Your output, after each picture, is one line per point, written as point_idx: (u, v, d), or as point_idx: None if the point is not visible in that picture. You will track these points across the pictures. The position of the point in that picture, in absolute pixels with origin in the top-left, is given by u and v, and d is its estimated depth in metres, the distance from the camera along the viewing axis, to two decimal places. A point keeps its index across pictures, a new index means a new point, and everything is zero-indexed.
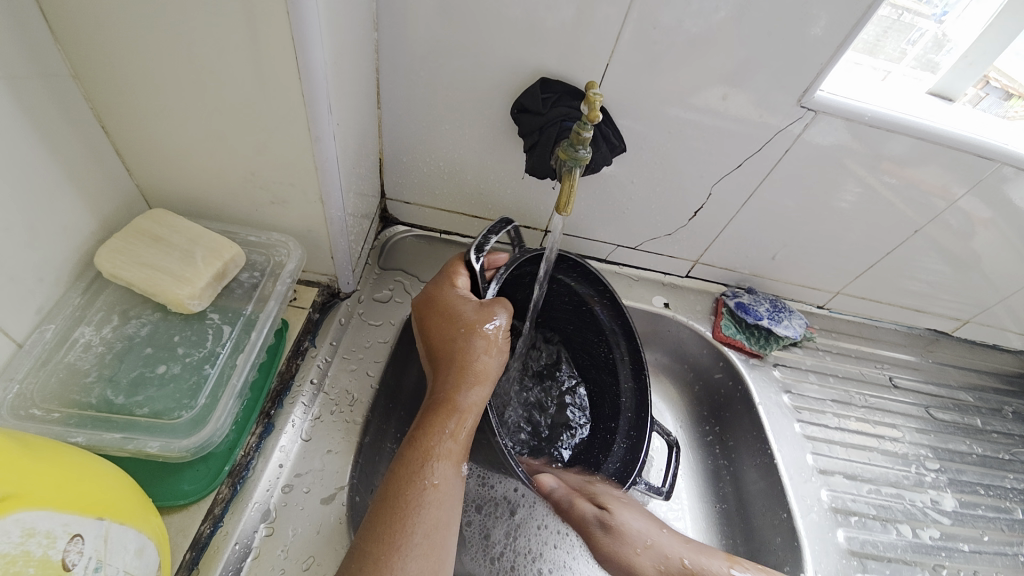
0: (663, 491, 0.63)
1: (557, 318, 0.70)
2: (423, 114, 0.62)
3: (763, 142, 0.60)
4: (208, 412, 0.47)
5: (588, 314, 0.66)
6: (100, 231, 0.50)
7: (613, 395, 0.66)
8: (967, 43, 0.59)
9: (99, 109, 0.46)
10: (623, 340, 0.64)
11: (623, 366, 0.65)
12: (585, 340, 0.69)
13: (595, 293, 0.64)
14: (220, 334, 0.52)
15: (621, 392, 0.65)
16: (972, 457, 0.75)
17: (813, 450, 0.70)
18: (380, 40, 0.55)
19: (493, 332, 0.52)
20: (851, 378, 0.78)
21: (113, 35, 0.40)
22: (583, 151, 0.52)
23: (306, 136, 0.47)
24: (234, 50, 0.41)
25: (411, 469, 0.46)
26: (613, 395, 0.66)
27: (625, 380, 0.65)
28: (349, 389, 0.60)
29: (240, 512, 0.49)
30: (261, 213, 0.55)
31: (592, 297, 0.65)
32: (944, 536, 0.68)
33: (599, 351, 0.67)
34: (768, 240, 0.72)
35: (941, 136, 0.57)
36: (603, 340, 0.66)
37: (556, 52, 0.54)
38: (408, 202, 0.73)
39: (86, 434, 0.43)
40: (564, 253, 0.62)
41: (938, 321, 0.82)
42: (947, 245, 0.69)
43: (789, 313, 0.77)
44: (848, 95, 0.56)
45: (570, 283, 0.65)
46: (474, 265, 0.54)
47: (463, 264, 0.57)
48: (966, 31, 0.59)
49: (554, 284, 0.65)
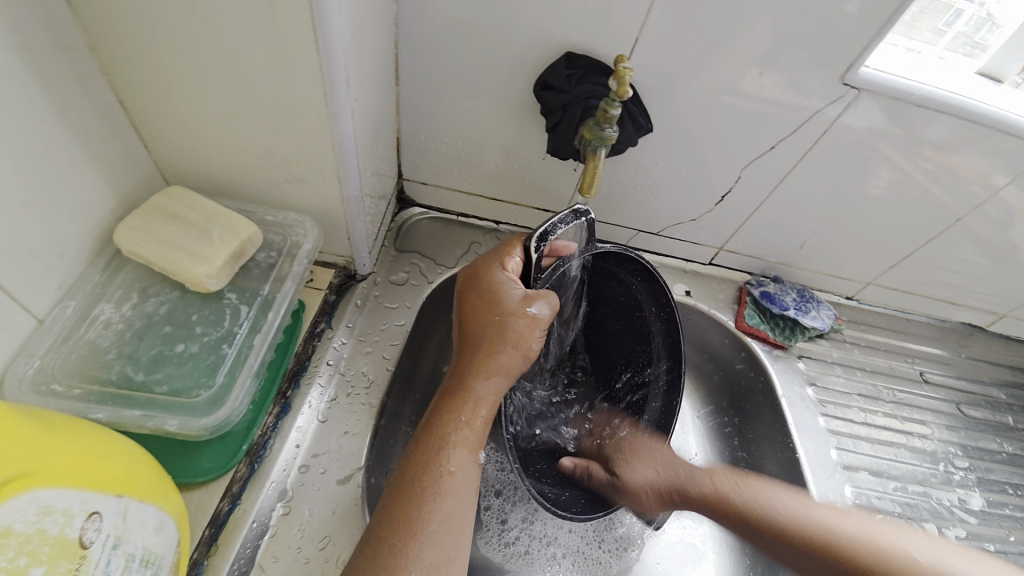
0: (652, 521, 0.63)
1: (599, 309, 0.67)
2: (442, 92, 0.60)
3: (799, 123, 0.57)
4: (226, 391, 0.47)
5: (638, 321, 0.64)
6: (118, 208, 0.50)
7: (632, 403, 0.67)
8: (1014, 25, 0.56)
9: (114, 82, 0.45)
10: (667, 364, 0.63)
11: (657, 384, 0.65)
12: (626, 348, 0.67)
13: (654, 309, 0.61)
14: (237, 314, 0.51)
15: (644, 408, 0.66)
16: (1002, 456, 0.72)
17: (838, 445, 0.68)
18: (399, 12, 0.53)
19: (531, 324, 0.50)
20: (879, 372, 0.76)
21: (127, 3, 0.39)
22: (609, 130, 0.51)
23: (323, 112, 0.45)
24: (249, 20, 0.39)
25: (427, 453, 0.46)
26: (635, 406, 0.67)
27: (654, 399, 0.65)
28: (366, 371, 0.60)
29: (258, 490, 0.49)
30: (278, 192, 0.54)
31: (650, 308, 0.62)
32: (970, 535, 0.66)
33: (637, 359, 0.66)
34: (797, 227, 0.69)
35: (992, 118, 0.53)
36: (646, 352, 0.65)
37: (583, 25, 0.52)
38: (425, 183, 0.71)
39: (107, 410, 0.44)
40: (635, 254, 0.56)
41: (973, 315, 0.79)
42: (989, 236, 0.65)
43: (816, 304, 0.75)
44: (894, 72, 0.53)
45: (631, 286, 0.61)
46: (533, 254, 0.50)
47: (519, 247, 0.53)
48: (1014, 12, 0.56)
49: (615, 282, 0.62)
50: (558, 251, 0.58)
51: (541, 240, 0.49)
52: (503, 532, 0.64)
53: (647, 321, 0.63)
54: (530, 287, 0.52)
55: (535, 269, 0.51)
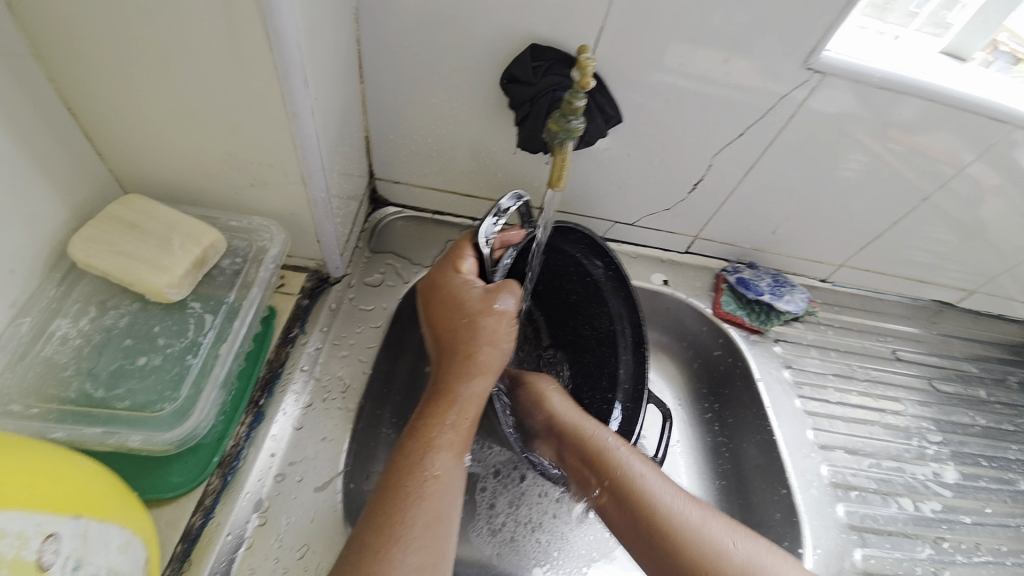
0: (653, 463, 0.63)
1: (559, 289, 0.67)
2: (408, 88, 0.59)
3: (766, 110, 0.57)
4: (192, 403, 0.46)
5: (593, 288, 0.65)
6: (73, 220, 0.48)
7: (611, 368, 0.65)
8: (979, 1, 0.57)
9: (63, 89, 0.43)
10: (627, 320, 0.63)
11: (623, 338, 0.63)
12: (587, 314, 0.67)
13: (599, 262, 0.63)
14: (202, 324, 0.50)
15: (619, 364, 0.64)
16: (974, 429, 0.74)
17: (814, 426, 0.70)
18: (358, 7, 0.52)
19: (499, 319, 0.50)
20: (853, 352, 0.77)
21: (70, 6, 0.37)
22: (575, 121, 0.50)
23: (282, 112, 0.44)
24: (200, 19, 0.38)
25: (411, 460, 0.46)
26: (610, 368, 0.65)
27: (621, 351, 0.63)
28: (342, 375, 0.59)
29: (232, 502, 0.48)
30: (241, 196, 0.53)
31: (600, 272, 0.63)
32: (945, 508, 0.67)
33: (600, 324, 0.66)
34: (769, 213, 0.70)
35: (953, 98, 0.54)
36: (606, 313, 0.65)
37: (546, 17, 0.51)
38: (397, 182, 0.70)
39: (67, 429, 0.43)
40: (575, 225, 0.60)
41: (943, 292, 0.80)
42: (955, 214, 0.67)
43: (790, 288, 0.76)
44: (856, 55, 0.53)
45: (576, 255, 0.64)
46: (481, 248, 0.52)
47: (469, 245, 0.54)
48: None
49: (558, 255, 0.64)
50: (508, 240, 0.57)
51: (486, 235, 0.52)
52: (490, 517, 0.65)
53: (600, 287, 0.64)
54: (489, 280, 0.54)
55: (489, 263, 0.53)
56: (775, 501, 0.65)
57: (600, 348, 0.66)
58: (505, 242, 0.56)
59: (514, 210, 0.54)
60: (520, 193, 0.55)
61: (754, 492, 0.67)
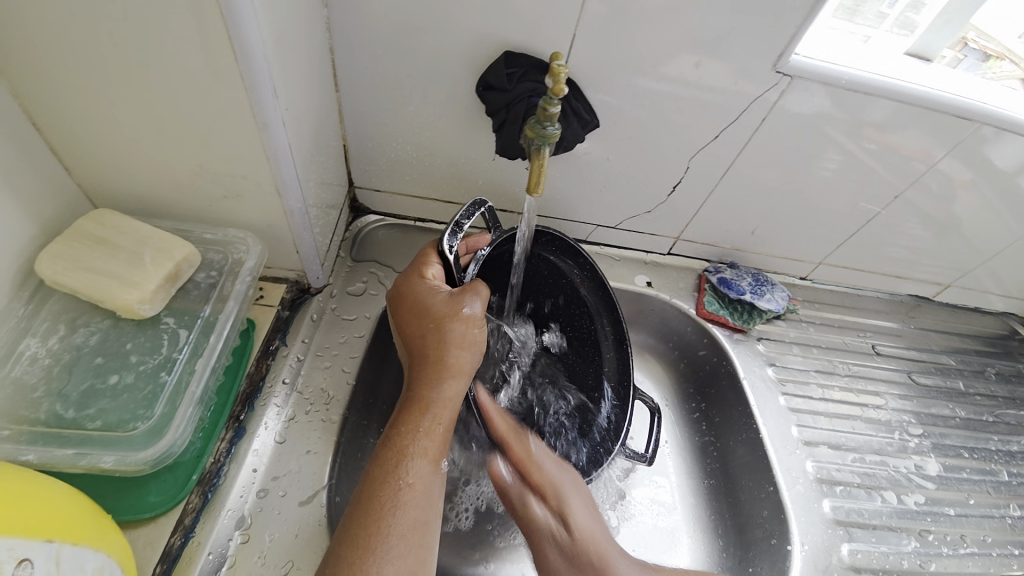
0: (646, 457, 0.64)
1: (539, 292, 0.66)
2: (385, 97, 0.59)
3: (739, 112, 0.58)
4: (166, 421, 0.45)
5: (570, 289, 0.66)
6: (42, 236, 0.47)
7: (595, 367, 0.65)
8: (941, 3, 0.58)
9: (29, 105, 0.43)
10: (606, 316, 0.65)
11: (604, 336, 0.65)
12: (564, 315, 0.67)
13: (574, 264, 0.65)
14: (176, 339, 0.49)
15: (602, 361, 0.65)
16: (955, 421, 0.76)
17: (798, 422, 0.70)
18: (331, 17, 0.52)
19: (467, 323, 0.50)
20: (834, 348, 0.78)
21: (32, 22, 0.37)
22: (551, 128, 0.50)
23: (253, 123, 0.44)
24: (167, 32, 0.37)
25: (385, 470, 0.45)
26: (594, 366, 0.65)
27: (604, 348, 0.65)
28: (324, 387, 0.58)
29: (213, 521, 0.47)
30: (215, 209, 0.52)
31: (575, 273, 0.65)
32: (930, 501, 0.68)
33: (581, 324, 0.66)
34: (748, 213, 0.71)
35: (920, 98, 0.56)
36: (585, 313, 0.66)
37: (520, 25, 0.52)
38: (378, 190, 0.70)
39: (37, 451, 0.41)
40: (546, 228, 0.63)
41: (920, 286, 0.82)
42: (927, 210, 0.68)
43: (771, 287, 0.77)
44: (824, 57, 0.54)
45: (552, 258, 0.65)
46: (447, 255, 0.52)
47: (435, 253, 0.55)
48: None
49: (534, 260, 0.65)
50: (474, 244, 0.59)
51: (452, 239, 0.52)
52: (483, 524, 0.64)
53: (574, 285, 0.65)
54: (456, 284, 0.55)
55: (454, 269, 0.53)
56: (761, 498, 0.65)
57: (580, 347, 0.66)
58: (471, 247, 0.59)
59: (475, 216, 0.54)
60: (481, 198, 0.55)
61: (741, 492, 0.68)
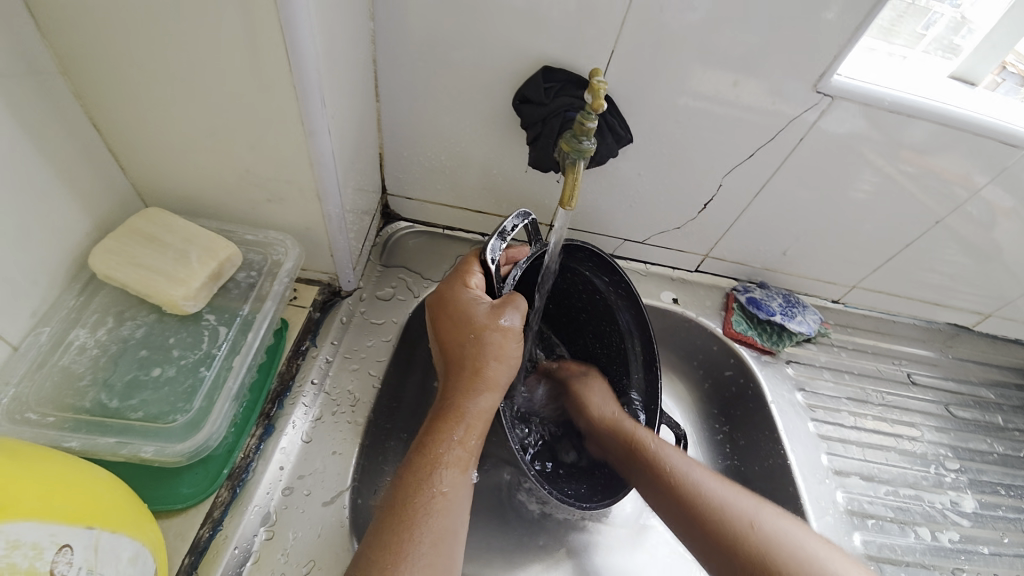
0: None
1: (571, 307, 0.68)
2: (423, 107, 0.60)
3: (776, 131, 0.58)
4: (203, 415, 0.46)
5: (604, 308, 0.65)
6: (95, 231, 0.50)
7: (622, 386, 0.67)
8: (988, 27, 0.56)
9: (90, 107, 0.45)
10: (639, 340, 0.64)
11: (635, 358, 0.65)
12: (599, 333, 0.68)
13: (606, 279, 0.63)
14: (216, 335, 0.51)
15: (631, 384, 0.66)
16: (993, 457, 0.72)
17: (827, 450, 0.68)
18: (376, 29, 0.54)
19: (505, 335, 0.51)
20: (866, 374, 0.76)
21: (101, 28, 0.39)
22: (586, 142, 0.50)
23: (300, 130, 0.45)
24: (223, 42, 0.39)
25: (419, 476, 0.46)
26: (622, 386, 0.67)
27: (636, 369, 0.65)
28: (351, 390, 0.59)
29: (239, 515, 0.48)
30: (257, 211, 0.54)
31: (610, 292, 0.64)
32: (964, 539, 0.65)
33: (611, 343, 0.67)
34: (780, 233, 0.70)
35: (965, 122, 0.54)
36: (617, 332, 0.66)
37: (559, 41, 0.52)
38: (410, 198, 0.71)
39: (81, 438, 0.43)
40: (580, 244, 0.61)
41: (958, 315, 0.79)
42: (969, 237, 0.66)
43: (802, 308, 0.76)
44: (865, 79, 0.54)
45: (585, 275, 0.64)
46: (489, 264, 0.52)
47: (477, 263, 0.55)
48: (988, 12, 0.56)
49: (567, 274, 0.64)
50: (513, 257, 0.63)
51: (494, 252, 0.52)
52: (504, 535, 0.63)
53: (611, 304, 0.64)
54: (497, 296, 0.54)
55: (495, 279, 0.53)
56: None
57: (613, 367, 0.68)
58: (512, 258, 0.62)
59: (520, 228, 0.54)
60: (526, 210, 0.55)
61: None
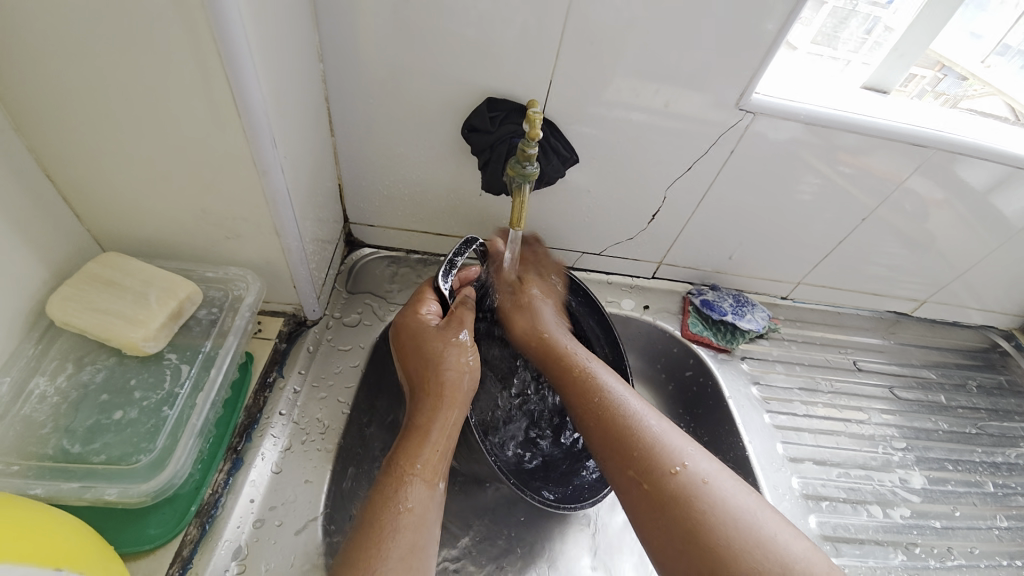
0: None
1: None
2: (379, 140, 0.63)
3: (710, 143, 0.62)
4: (168, 453, 0.47)
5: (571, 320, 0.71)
6: (53, 279, 0.50)
7: None
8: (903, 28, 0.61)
9: (44, 160, 0.46)
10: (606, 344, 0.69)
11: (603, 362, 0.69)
12: None
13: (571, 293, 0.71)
14: (178, 373, 0.51)
15: None
16: (939, 434, 0.77)
17: (783, 439, 0.72)
18: (326, 70, 0.56)
19: (459, 350, 0.57)
20: (817, 365, 0.80)
21: (53, 85, 0.41)
22: (530, 167, 0.54)
23: (254, 171, 0.47)
24: (173, 91, 0.41)
25: (386, 495, 0.48)
26: None
27: None
28: (321, 418, 0.60)
29: (210, 551, 0.49)
30: (217, 249, 0.55)
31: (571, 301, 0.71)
32: (915, 514, 0.69)
33: None
34: (725, 239, 0.74)
35: (877, 128, 0.60)
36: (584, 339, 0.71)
37: (502, 72, 0.56)
38: (372, 225, 0.73)
39: (45, 485, 0.43)
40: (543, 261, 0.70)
41: (898, 303, 0.84)
42: (900, 228, 0.72)
43: (751, 307, 0.80)
44: (782, 95, 0.59)
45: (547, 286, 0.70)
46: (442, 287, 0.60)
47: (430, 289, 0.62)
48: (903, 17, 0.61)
49: None
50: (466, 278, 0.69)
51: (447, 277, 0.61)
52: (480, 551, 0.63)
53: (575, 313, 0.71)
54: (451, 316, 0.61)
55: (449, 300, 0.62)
56: None
57: None
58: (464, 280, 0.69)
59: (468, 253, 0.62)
60: (472, 238, 0.63)
61: None
